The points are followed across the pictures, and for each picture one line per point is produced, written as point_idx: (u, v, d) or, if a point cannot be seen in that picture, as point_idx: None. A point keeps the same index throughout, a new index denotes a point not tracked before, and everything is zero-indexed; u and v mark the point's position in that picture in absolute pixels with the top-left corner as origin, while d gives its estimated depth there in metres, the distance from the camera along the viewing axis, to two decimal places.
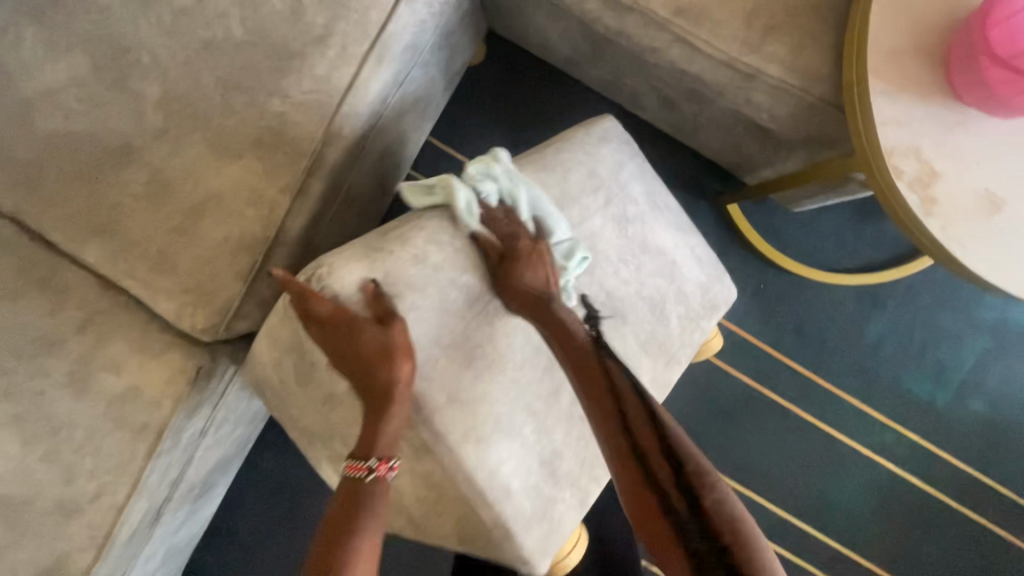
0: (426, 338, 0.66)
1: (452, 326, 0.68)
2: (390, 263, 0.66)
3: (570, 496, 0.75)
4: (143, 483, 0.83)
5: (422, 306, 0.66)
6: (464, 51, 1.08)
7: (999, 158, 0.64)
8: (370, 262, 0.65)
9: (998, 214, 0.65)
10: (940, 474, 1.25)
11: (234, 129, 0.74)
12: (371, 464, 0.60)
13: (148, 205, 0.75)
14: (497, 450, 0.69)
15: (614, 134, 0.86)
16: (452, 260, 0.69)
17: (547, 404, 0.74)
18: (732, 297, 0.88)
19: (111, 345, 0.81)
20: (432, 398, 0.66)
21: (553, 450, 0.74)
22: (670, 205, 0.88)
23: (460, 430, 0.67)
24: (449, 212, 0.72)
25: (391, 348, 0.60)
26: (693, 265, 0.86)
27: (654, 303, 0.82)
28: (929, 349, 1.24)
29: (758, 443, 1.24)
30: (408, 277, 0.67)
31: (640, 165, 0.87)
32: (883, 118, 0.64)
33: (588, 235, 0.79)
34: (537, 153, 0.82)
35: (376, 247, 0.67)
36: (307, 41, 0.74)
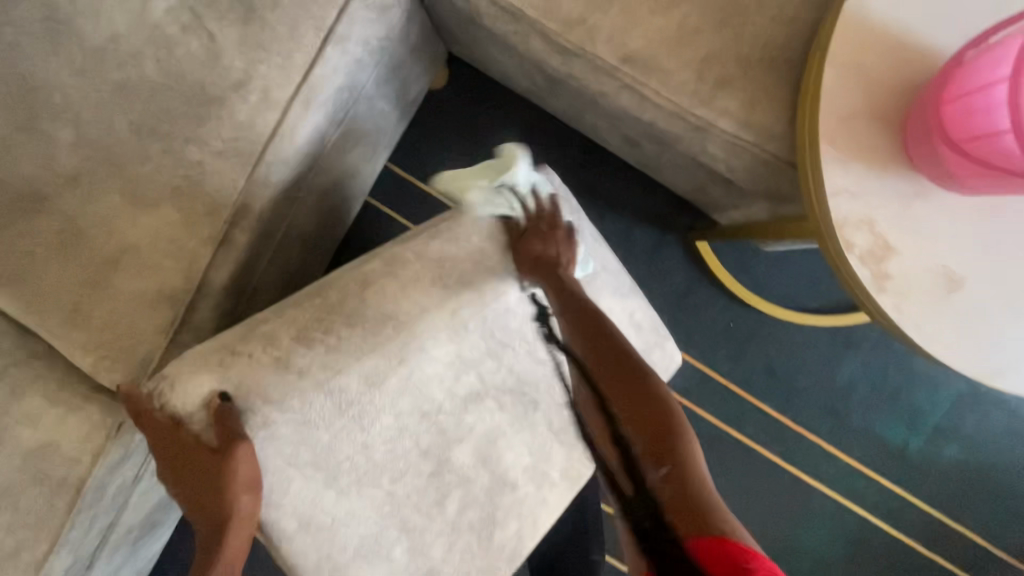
0: (279, 462, 0.69)
1: (312, 444, 0.69)
2: (244, 372, 0.67)
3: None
4: (64, 540, 0.78)
5: (275, 426, 0.68)
6: (419, 79, 1.03)
7: (959, 232, 0.60)
8: (220, 374, 0.67)
9: (955, 293, 0.60)
10: (912, 520, 1.21)
11: (151, 177, 0.70)
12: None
13: (60, 256, 0.71)
14: (358, 574, 0.71)
15: (549, 186, 0.80)
16: (320, 365, 0.69)
17: (425, 518, 0.73)
18: (674, 360, 0.84)
19: (28, 397, 0.77)
20: (282, 525, 0.70)
21: (427, 569, 0.73)
22: (607, 266, 0.82)
23: (312, 558, 0.70)
24: (325, 307, 0.70)
25: (229, 480, 0.63)
26: (629, 334, 0.81)
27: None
28: (903, 393, 1.20)
29: (724, 486, 1.21)
30: (263, 387, 0.67)
31: (578, 222, 0.81)
32: (833, 187, 0.59)
33: (500, 315, 0.74)
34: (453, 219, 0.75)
35: (233, 352, 0.68)
36: (227, 85, 0.70)
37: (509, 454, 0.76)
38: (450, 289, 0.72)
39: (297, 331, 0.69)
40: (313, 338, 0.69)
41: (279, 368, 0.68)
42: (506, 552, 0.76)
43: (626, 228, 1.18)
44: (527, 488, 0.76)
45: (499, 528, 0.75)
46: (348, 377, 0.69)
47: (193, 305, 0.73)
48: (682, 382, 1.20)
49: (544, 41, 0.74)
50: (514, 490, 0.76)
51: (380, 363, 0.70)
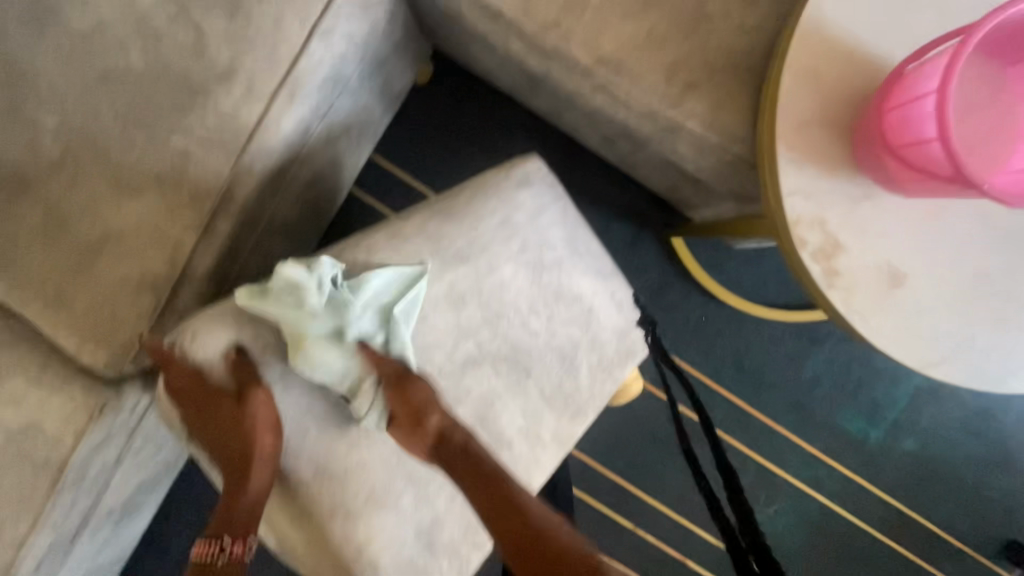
0: (293, 410, 0.74)
1: (324, 396, 0.75)
2: (261, 329, 0.73)
3: (447, 564, 0.76)
4: (46, 518, 0.80)
5: (288, 377, 0.74)
6: (403, 73, 1.04)
7: (903, 233, 0.64)
8: (237, 328, 0.71)
9: (899, 289, 0.64)
10: (870, 508, 1.27)
11: (135, 164, 0.72)
12: (225, 544, 0.67)
13: (44, 240, 0.72)
14: (369, 520, 0.73)
15: (539, 175, 0.83)
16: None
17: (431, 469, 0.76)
18: None
19: (11, 378, 0.78)
20: (299, 470, 0.73)
21: (432, 518, 0.76)
22: (593, 249, 0.85)
23: (326, 504, 0.72)
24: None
25: (248, 421, 0.68)
26: (612, 311, 0.84)
27: (563, 355, 0.82)
28: (865, 387, 1.26)
29: (694, 474, 1.25)
30: (280, 344, 0.73)
31: (565, 208, 0.84)
32: (789, 188, 0.63)
33: (495, 289, 0.79)
34: (450, 202, 0.81)
35: (248, 310, 0.73)
36: (212, 76, 0.72)
37: (505, 416, 0.80)
38: (448, 263, 0.77)
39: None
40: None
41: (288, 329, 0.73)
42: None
43: (605, 223, 1.21)
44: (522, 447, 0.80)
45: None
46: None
47: (177, 291, 0.75)
48: (655, 374, 1.25)
49: (522, 42, 0.77)
50: (509, 450, 0.80)
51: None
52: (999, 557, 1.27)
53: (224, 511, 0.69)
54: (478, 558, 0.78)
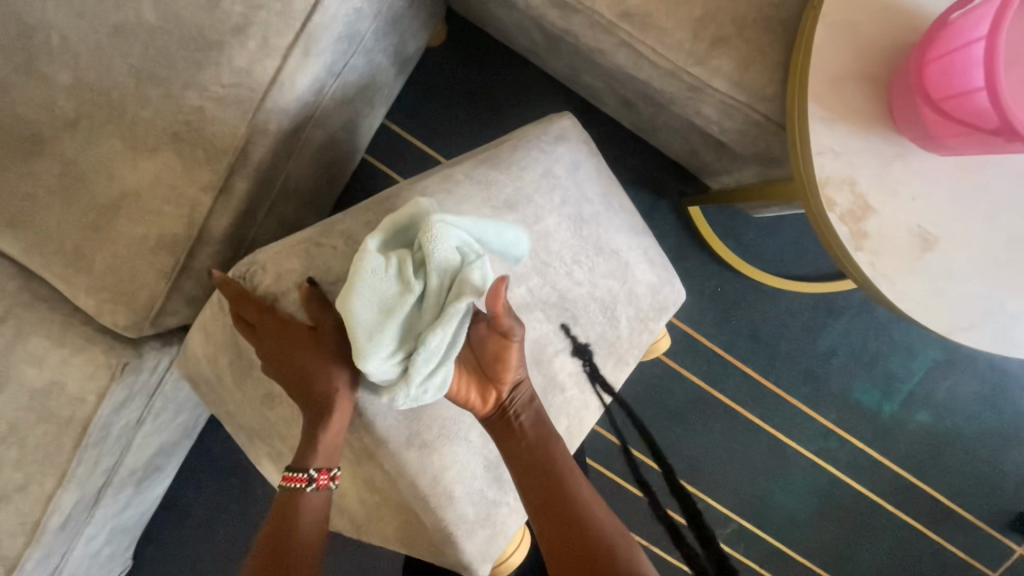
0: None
1: None
2: (330, 262, 0.71)
3: (514, 500, 0.77)
4: (71, 475, 0.82)
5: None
6: (417, 34, 1.02)
7: (934, 194, 0.62)
8: (309, 261, 0.71)
9: (929, 253, 0.63)
10: (881, 480, 1.27)
11: (150, 122, 0.71)
12: (311, 473, 0.64)
13: (62, 199, 0.72)
14: (444, 453, 0.72)
15: (573, 132, 0.86)
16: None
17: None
18: (681, 299, 0.89)
19: (32, 338, 0.79)
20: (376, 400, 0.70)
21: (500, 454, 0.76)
22: (625, 207, 0.87)
23: (402, 436, 0.71)
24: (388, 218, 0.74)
25: (328, 349, 0.65)
26: (645, 267, 0.85)
27: (605, 305, 0.82)
28: (881, 360, 1.25)
29: (705, 444, 1.26)
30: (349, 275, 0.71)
31: (598, 165, 0.86)
32: (819, 146, 0.61)
33: (540, 237, 0.78)
34: (492, 152, 0.81)
35: (317, 244, 0.72)
36: (225, 30, 0.70)
37: (557, 360, 0.79)
38: (497, 210, 0.76)
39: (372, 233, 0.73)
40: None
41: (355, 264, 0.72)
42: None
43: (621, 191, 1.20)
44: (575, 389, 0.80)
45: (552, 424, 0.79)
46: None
47: (194, 252, 0.74)
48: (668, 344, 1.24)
49: None
50: (562, 393, 0.80)
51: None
52: (1008, 529, 1.28)
53: (303, 445, 0.65)
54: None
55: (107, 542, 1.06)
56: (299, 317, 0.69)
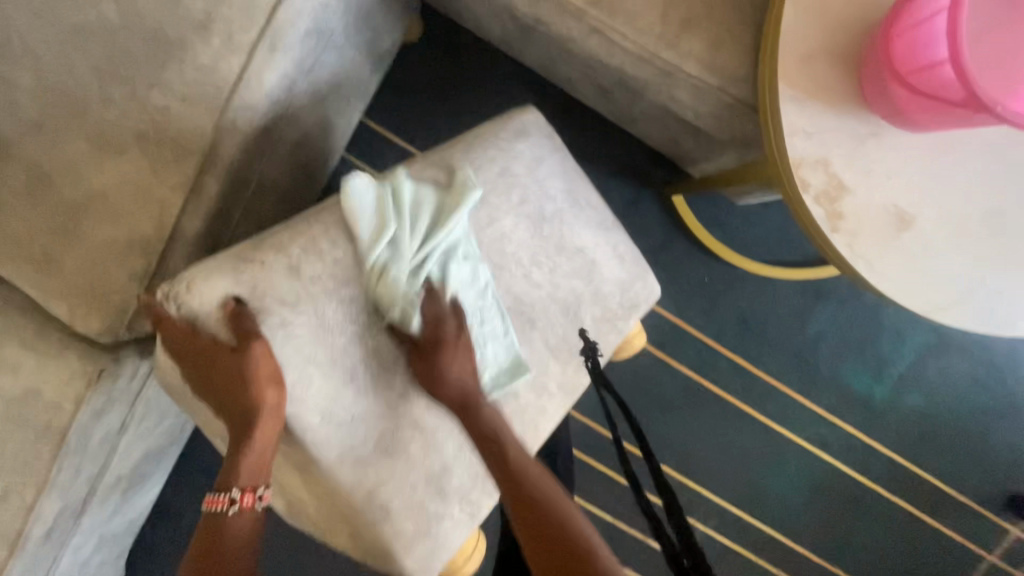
0: (297, 358, 0.69)
1: (328, 345, 0.71)
2: (258, 278, 0.69)
3: (459, 511, 0.78)
4: (52, 484, 0.81)
5: (292, 324, 0.69)
6: (391, 28, 1.01)
7: (907, 173, 0.62)
8: (235, 277, 0.67)
9: (906, 232, 0.62)
10: (874, 465, 1.27)
11: (115, 123, 0.70)
12: (234, 494, 0.64)
13: (28, 204, 0.71)
14: (378, 468, 0.74)
15: (535, 125, 0.85)
16: (330, 274, 0.71)
17: (434, 419, 0.76)
18: (655, 295, 0.90)
19: (7, 347, 0.78)
20: (305, 420, 0.70)
21: (441, 465, 0.77)
22: (593, 203, 0.87)
23: (334, 452, 0.72)
24: (328, 226, 0.72)
25: (249, 374, 0.64)
26: (613, 265, 0.87)
27: (567, 306, 0.84)
28: (870, 345, 1.24)
29: (697, 434, 1.25)
30: (277, 291, 0.69)
31: (563, 158, 0.86)
32: (792, 127, 0.61)
33: (496, 240, 0.79)
34: (446, 151, 0.81)
35: (243, 259, 0.69)
36: (188, 27, 0.69)
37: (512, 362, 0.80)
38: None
39: (304, 244, 0.71)
40: (321, 250, 0.71)
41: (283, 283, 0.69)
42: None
43: (603, 182, 1.19)
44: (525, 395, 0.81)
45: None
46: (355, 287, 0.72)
47: (166, 254, 0.73)
48: (657, 335, 1.23)
49: None
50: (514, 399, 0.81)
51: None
52: (1002, 510, 1.28)
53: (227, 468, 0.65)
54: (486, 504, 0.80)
55: (96, 550, 1.05)
56: (223, 337, 0.67)
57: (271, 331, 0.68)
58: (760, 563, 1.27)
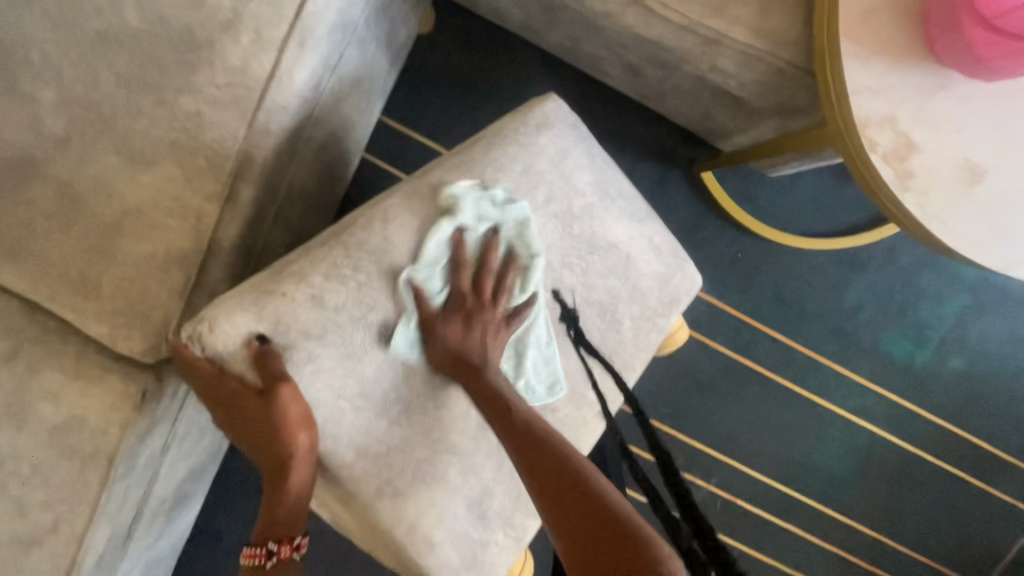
0: (326, 394, 0.65)
1: (358, 375, 0.66)
2: (282, 310, 0.63)
3: (504, 536, 0.72)
4: (102, 510, 0.78)
5: (319, 356, 0.64)
6: (407, 20, 0.98)
7: (975, 126, 0.60)
8: (257, 313, 0.62)
9: (978, 186, 0.60)
10: (919, 431, 1.25)
11: (146, 134, 0.67)
12: (270, 549, 0.60)
13: (60, 224, 0.68)
14: (416, 500, 0.67)
15: (558, 114, 0.78)
16: (353, 300, 0.66)
17: (474, 441, 0.71)
18: (696, 284, 0.83)
19: (47, 374, 0.76)
20: (341, 455, 0.66)
21: (482, 489, 0.71)
22: (624, 192, 0.80)
23: (372, 486, 0.67)
24: (352, 244, 0.67)
25: (278, 421, 0.60)
26: (650, 258, 0.80)
27: (603, 308, 0.78)
28: (910, 310, 1.22)
29: (739, 413, 1.24)
30: (300, 324, 0.64)
31: (590, 147, 0.79)
32: (856, 86, 0.59)
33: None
34: (467, 153, 0.74)
35: (266, 291, 0.64)
36: (215, 27, 0.67)
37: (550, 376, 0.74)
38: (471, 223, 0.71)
39: (327, 268, 0.66)
40: (344, 273, 0.66)
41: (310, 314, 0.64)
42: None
43: (630, 164, 1.16)
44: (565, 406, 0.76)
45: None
46: (385, 310, 0.67)
47: (205, 267, 0.71)
48: (694, 316, 1.21)
49: None
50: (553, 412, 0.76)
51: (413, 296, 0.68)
52: None
53: (263, 518, 0.62)
54: (532, 525, 0.73)
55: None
56: (250, 380, 0.63)
57: (297, 366, 0.64)
58: (810, 539, 1.26)
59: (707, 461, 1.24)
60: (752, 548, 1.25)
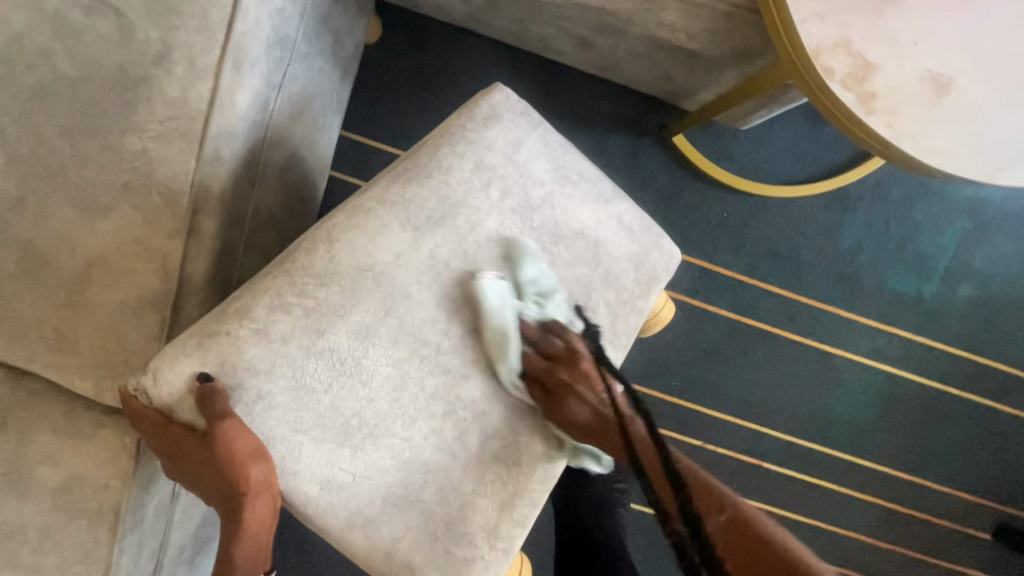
0: (283, 429, 0.61)
1: (314, 407, 0.62)
2: (226, 350, 0.60)
3: (489, 549, 0.66)
4: (116, 566, 0.77)
5: (270, 393, 0.61)
6: (352, 32, 0.97)
7: (933, 36, 0.58)
8: (201, 356, 0.60)
9: (945, 97, 0.58)
10: (939, 365, 1.21)
11: (97, 180, 0.66)
12: None
13: (29, 284, 0.68)
14: (387, 526, 0.64)
15: (508, 105, 0.74)
16: (301, 329, 0.62)
17: (449, 457, 0.66)
18: (674, 261, 0.78)
19: (39, 437, 0.75)
20: (304, 490, 0.62)
21: (461, 505, 0.65)
22: (586, 174, 0.76)
23: (341, 518, 0.63)
24: (295, 270, 0.64)
25: (225, 457, 0.56)
26: (622, 239, 0.76)
27: (577, 299, 0.73)
28: (910, 243, 1.19)
29: (752, 375, 1.21)
30: (247, 359, 0.60)
31: (546, 133, 0.75)
32: (802, 14, 0.57)
33: (483, 245, 0.69)
34: (413, 159, 0.71)
35: (210, 332, 0.60)
36: (147, 62, 0.65)
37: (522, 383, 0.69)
38: (422, 230, 0.67)
39: (270, 300, 0.62)
40: (288, 302, 0.62)
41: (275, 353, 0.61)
42: (538, 474, 0.68)
43: (600, 141, 1.14)
44: None
45: (527, 453, 0.68)
46: (336, 334, 0.63)
47: (180, 303, 0.70)
48: (689, 284, 1.19)
49: None
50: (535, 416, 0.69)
51: (366, 315, 0.64)
52: None
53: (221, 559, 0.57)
54: (519, 536, 0.68)
55: None
56: (196, 422, 0.60)
57: (248, 405, 0.60)
58: (844, 491, 1.22)
59: (726, 429, 1.21)
60: (786, 509, 1.21)
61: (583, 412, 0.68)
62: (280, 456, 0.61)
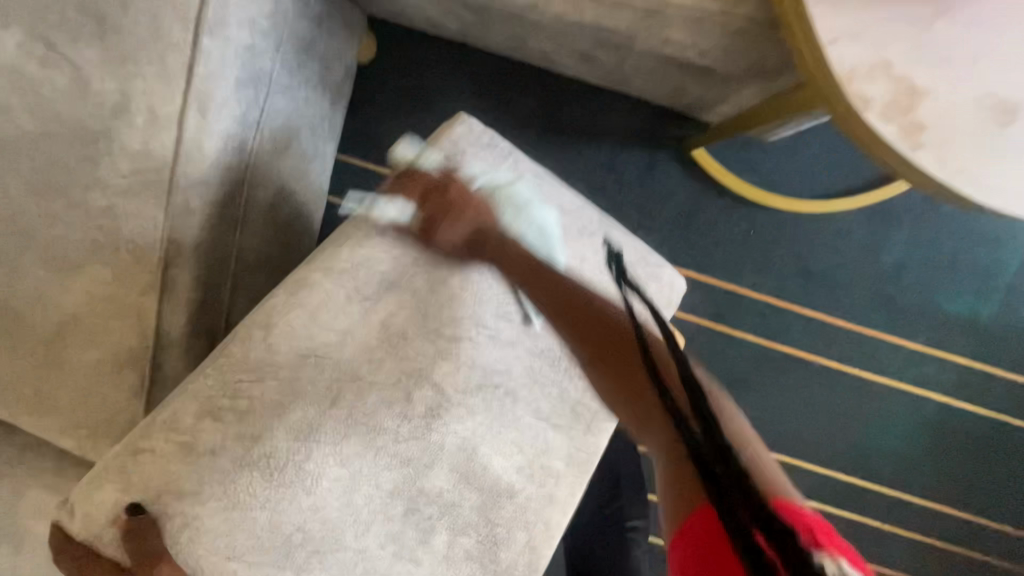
0: (215, 559, 0.56)
1: (247, 527, 0.57)
2: (150, 469, 0.57)
3: None
4: None
5: (195, 520, 0.56)
6: (340, 55, 0.92)
7: (994, 52, 0.48)
8: (123, 483, 0.56)
9: (1011, 125, 0.48)
10: (1000, 394, 1.08)
11: (64, 238, 0.64)
12: None
13: (5, 345, 0.66)
14: None
15: (467, 139, 0.69)
16: (231, 440, 0.58)
17: (410, 564, 0.61)
18: (673, 285, 0.72)
19: (29, 494, 0.74)
20: None
21: None
22: (564, 206, 0.69)
23: None
24: (233, 363, 0.60)
25: None
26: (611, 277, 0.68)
27: (556, 358, 0.66)
28: (964, 259, 1.06)
29: (783, 405, 1.11)
30: (173, 481, 0.56)
31: (518, 163, 0.70)
32: (827, 35, 0.48)
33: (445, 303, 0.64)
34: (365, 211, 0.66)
35: (136, 450, 0.58)
36: (106, 114, 0.62)
37: (494, 462, 0.63)
38: (373, 298, 0.63)
39: (198, 410, 0.58)
40: (219, 408, 0.59)
41: (244, 421, 0.59)
42: (519, 568, 0.63)
43: (611, 157, 1.06)
44: (523, 493, 0.64)
45: (505, 547, 0.63)
46: (272, 437, 0.58)
47: (159, 362, 0.66)
48: (712, 307, 1.09)
49: None
50: (511, 501, 0.64)
51: (307, 411, 0.59)
52: None
53: None
54: None
55: None
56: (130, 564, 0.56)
57: (173, 536, 0.55)
58: (891, 531, 1.11)
59: None
60: None
61: (453, 236, 0.65)
62: (245, 546, 0.56)
